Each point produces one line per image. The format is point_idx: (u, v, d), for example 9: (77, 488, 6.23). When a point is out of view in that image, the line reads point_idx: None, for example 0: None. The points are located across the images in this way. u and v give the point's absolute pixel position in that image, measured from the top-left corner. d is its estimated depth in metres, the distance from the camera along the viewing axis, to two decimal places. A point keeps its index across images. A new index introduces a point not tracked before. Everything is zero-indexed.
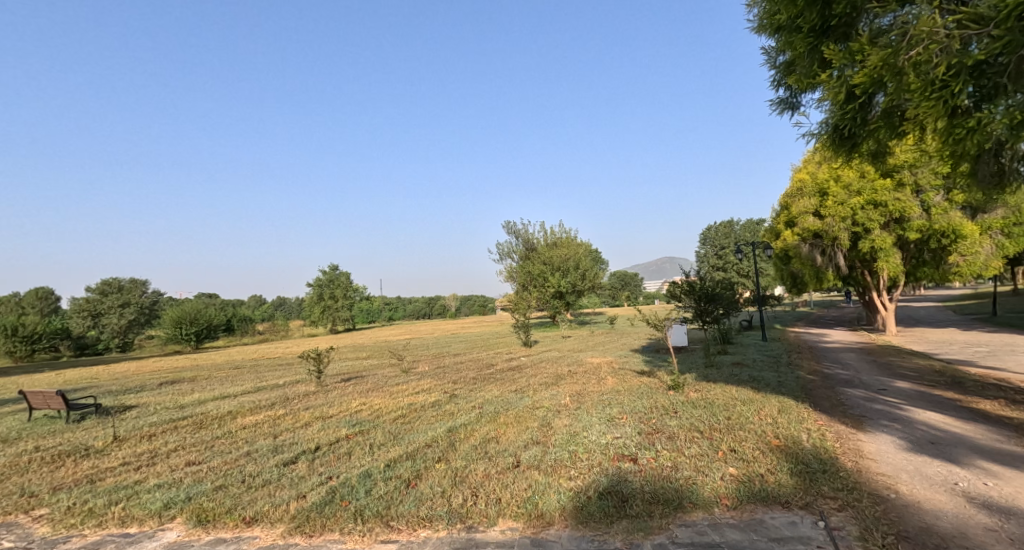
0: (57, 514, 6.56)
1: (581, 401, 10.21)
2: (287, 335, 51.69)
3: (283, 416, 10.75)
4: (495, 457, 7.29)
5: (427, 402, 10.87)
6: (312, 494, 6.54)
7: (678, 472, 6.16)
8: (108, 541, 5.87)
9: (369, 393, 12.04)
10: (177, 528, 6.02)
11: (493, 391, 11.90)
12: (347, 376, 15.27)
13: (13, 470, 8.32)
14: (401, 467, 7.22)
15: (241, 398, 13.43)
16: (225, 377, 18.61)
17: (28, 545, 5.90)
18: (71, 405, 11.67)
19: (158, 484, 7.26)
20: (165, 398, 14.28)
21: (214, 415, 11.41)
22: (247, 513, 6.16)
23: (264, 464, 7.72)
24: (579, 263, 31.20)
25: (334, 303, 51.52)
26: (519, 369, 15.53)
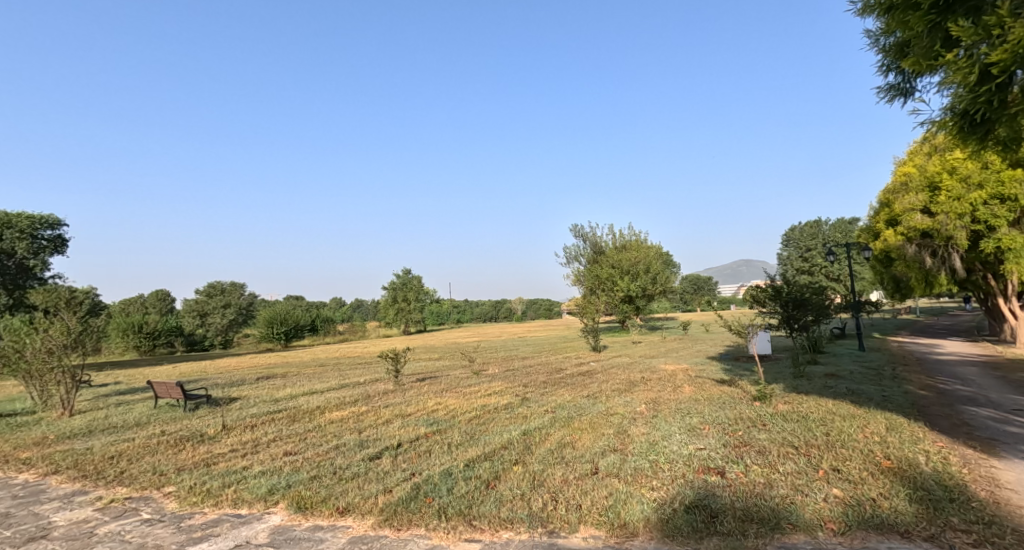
0: (182, 491, 7.18)
1: (659, 409, 9.90)
2: (365, 335, 53.96)
3: (366, 412, 11.20)
4: (572, 463, 7.20)
5: (501, 404, 10.94)
6: (398, 489, 6.74)
7: (773, 490, 5.80)
8: (224, 520, 6.33)
9: (444, 394, 12.26)
10: (280, 513, 6.40)
11: (566, 395, 11.78)
12: (422, 376, 15.66)
13: (143, 451, 9.20)
14: (480, 467, 7.30)
15: (326, 394, 14.14)
16: (312, 374, 19.70)
17: (161, 518, 6.49)
18: (185, 395, 12.78)
19: (262, 471, 7.77)
20: (262, 392, 15.31)
21: (304, 409, 12.08)
22: (341, 503, 6.45)
23: (352, 458, 8.06)
24: (650, 266, 30.29)
25: (407, 305, 53.28)
26: (591, 374, 15.31)
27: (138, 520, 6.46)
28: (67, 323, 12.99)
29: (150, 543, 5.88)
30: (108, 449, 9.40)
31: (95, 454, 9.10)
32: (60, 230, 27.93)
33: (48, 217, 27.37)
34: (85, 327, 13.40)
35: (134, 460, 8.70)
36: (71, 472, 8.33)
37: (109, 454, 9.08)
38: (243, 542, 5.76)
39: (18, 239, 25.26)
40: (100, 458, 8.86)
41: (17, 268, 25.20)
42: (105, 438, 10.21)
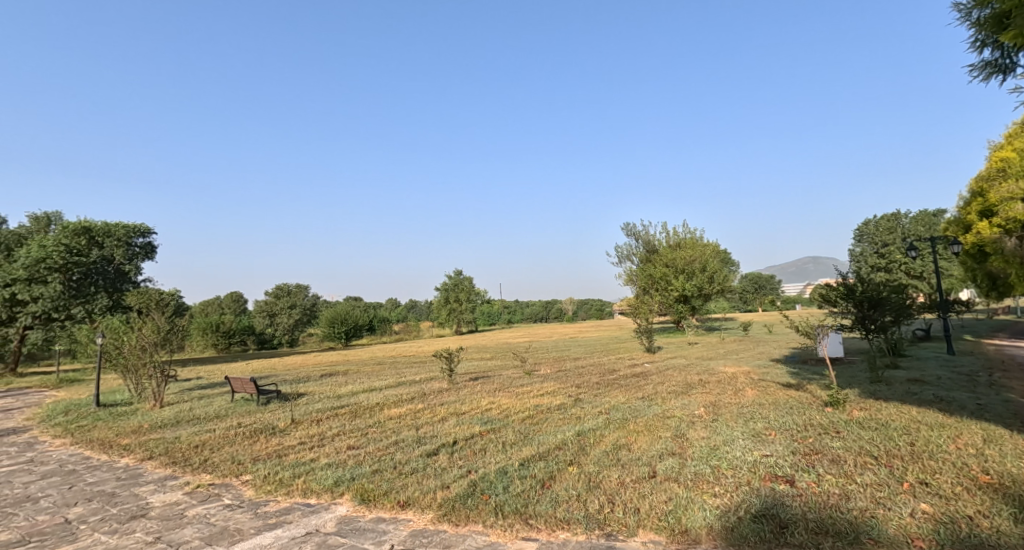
0: (258, 480, 7.50)
1: (719, 412, 9.49)
2: (419, 335, 54.94)
3: (422, 410, 11.30)
4: (629, 465, 6.98)
5: (554, 405, 10.80)
6: (456, 485, 6.74)
7: (851, 502, 5.41)
8: (294, 509, 6.52)
9: (497, 393, 12.23)
10: (346, 504, 6.53)
11: (621, 397, 11.52)
12: (476, 375, 15.74)
13: (223, 441, 9.67)
14: (535, 467, 7.20)
15: (385, 391, 14.42)
16: (371, 372, 20.22)
17: (241, 504, 6.77)
18: (258, 390, 13.37)
19: (327, 463, 7.98)
20: (326, 388, 15.82)
21: (364, 406, 12.36)
22: (401, 497, 6.50)
23: (411, 453, 8.15)
24: (706, 265, 29.23)
25: (459, 306, 53.89)
26: (646, 375, 14.94)
27: (220, 505, 6.77)
28: (157, 322, 13.89)
29: (230, 527, 6.12)
30: (193, 438, 9.96)
31: (182, 443, 9.66)
32: (150, 238, 30.07)
33: (141, 226, 29.47)
34: (172, 326, 14.25)
35: (215, 449, 9.17)
36: (162, 459, 8.88)
37: (194, 443, 9.62)
38: (313, 530, 5.89)
39: (115, 246, 27.41)
40: (187, 447, 9.40)
41: (113, 273, 27.16)
42: (190, 429, 10.81)
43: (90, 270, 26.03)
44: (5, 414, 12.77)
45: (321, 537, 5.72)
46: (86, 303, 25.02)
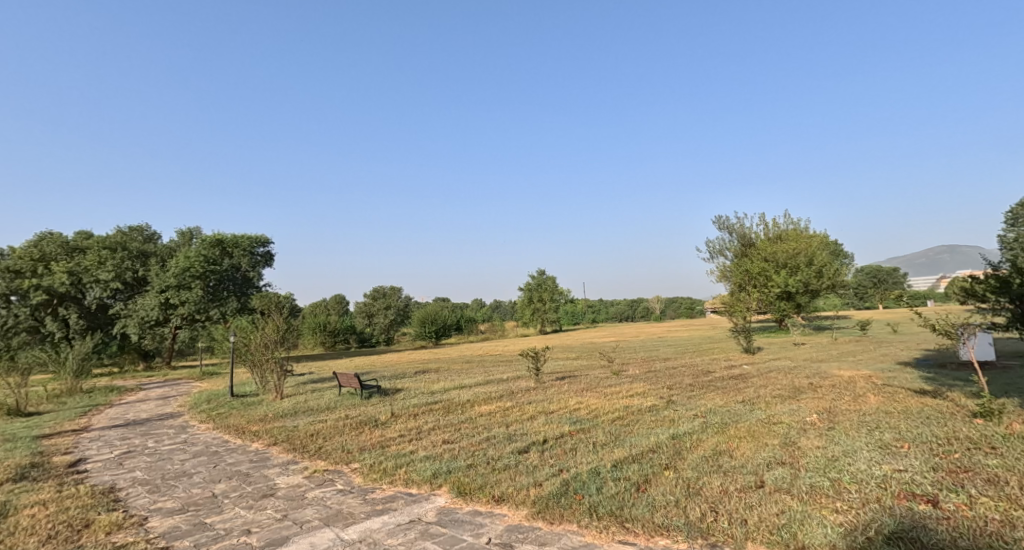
0: (365, 468, 7.92)
1: (836, 420, 8.75)
2: (506, 335, 55.66)
3: (511, 408, 11.38)
4: (732, 473, 6.59)
5: (645, 406, 10.46)
6: (548, 483, 6.69)
7: (1015, 531, 4.75)
8: (398, 498, 6.78)
9: (584, 393, 12.04)
10: (444, 496, 6.71)
11: (717, 399, 10.98)
12: (563, 374, 15.66)
13: (334, 431, 10.31)
14: (628, 469, 7.00)
15: (474, 389, 14.70)
16: (462, 370, 20.74)
17: (351, 489, 7.17)
18: (361, 384, 14.16)
19: (426, 456, 8.24)
20: (421, 384, 16.42)
21: (456, 402, 12.67)
22: (495, 492, 6.57)
23: (502, 450, 8.21)
24: (813, 258, 27.22)
25: (543, 305, 53.91)
26: (744, 377, 14.14)
27: (334, 489, 7.21)
28: (276, 322, 15.18)
29: (344, 510, 6.48)
30: (308, 427, 10.71)
31: (300, 431, 10.41)
32: (270, 247, 32.69)
33: (263, 237, 32.11)
34: (289, 325, 15.45)
35: (328, 438, 9.79)
36: (284, 445, 9.65)
37: (310, 431, 10.34)
38: (415, 519, 6.10)
39: (242, 256, 30.05)
40: (304, 435, 10.12)
41: (241, 279, 29.88)
42: (306, 419, 11.63)
43: (223, 276, 28.69)
44: (163, 400, 14.45)
45: (423, 526, 5.90)
46: (220, 305, 27.78)
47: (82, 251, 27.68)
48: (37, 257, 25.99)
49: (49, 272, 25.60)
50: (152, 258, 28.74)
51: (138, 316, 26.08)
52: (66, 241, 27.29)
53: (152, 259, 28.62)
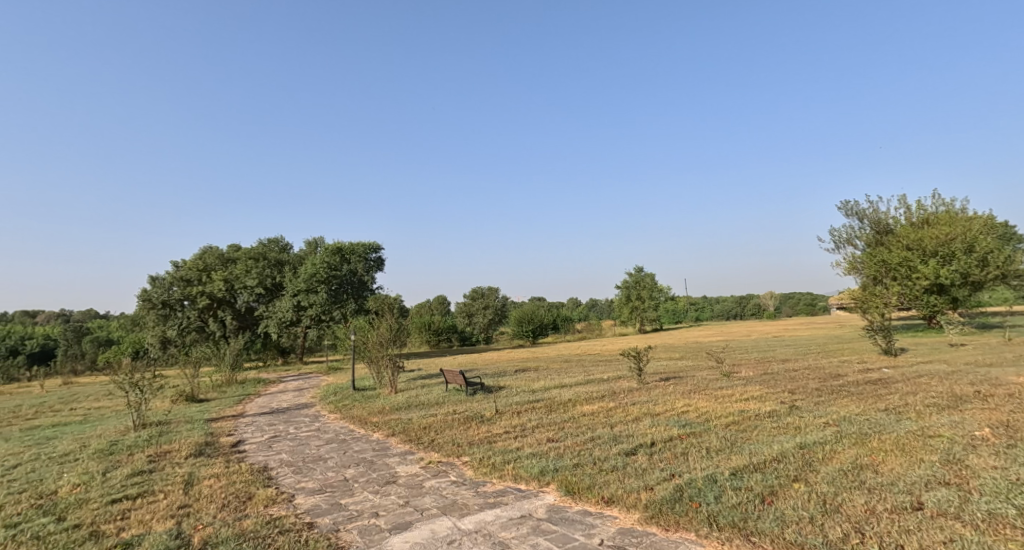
0: (475, 462, 8.34)
1: (1014, 437, 7.77)
2: (603, 333, 54.64)
3: (614, 408, 11.33)
4: (879, 491, 6.05)
5: (763, 411, 9.89)
6: (660, 488, 6.47)
7: None
8: (508, 492, 7.07)
9: (692, 395, 11.66)
10: (553, 493, 6.90)
11: (851, 407, 10.16)
12: (666, 375, 15.27)
13: (444, 425, 10.89)
14: (751, 479, 6.52)
15: (576, 388, 14.77)
16: (561, 369, 20.86)
17: (464, 481, 7.58)
18: (467, 382, 14.82)
19: (532, 453, 8.49)
20: (522, 382, 16.77)
21: (558, 401, 12.83)
22: (605, 493, 6.59)
23: (609, 451, 8.16)
24: (973, 244, 24.11)
25: (641, 304, 52.52)
26: (880, 383, 12.93)
27: (448, 481, 7.65)
28: (389, 322, 16.25)
29: (458, 501, 6.86)
30: (421, 420, 11.39)
31: (414, 424, 11.10)
32: (380, 252, 34.78)
33: (374, 244, 34.27)
34: (400, 325, 16.50)
35: (439, 431, 10.36)
36: (401, 436, 10.36)
37: (423, 424, 10.99)
38: (527, 514, 6.32)
39: (358, 262, 32.23)
40: (418, 428, 10.78)
41: (359, 281, 32.13)
42: (418, 412, 12.36)
43: (343, 281, 30.96)
44: (298, 391, 16.03)
45: (535, 522, 6.09)
46: (342, 306, 30.15)
47: (233, 261, 31.45)
48: (199, 267, 29.86)
49: (208, 280, 29.35)
50: (287, 266, 31.75)
51: (277, 317, 29.08)
52: (221, 253, 31.15)
53: (286, 267, 31.60)
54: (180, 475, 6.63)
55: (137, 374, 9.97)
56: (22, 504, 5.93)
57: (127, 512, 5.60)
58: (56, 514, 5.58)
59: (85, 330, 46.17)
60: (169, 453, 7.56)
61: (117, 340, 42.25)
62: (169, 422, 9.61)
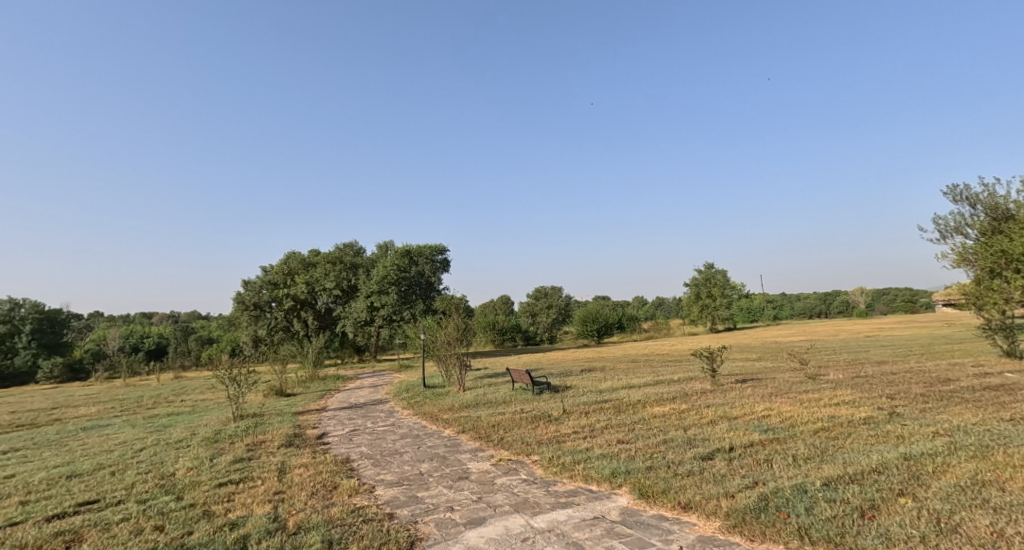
0: (545, 461, 8.39)
1: None
2: (671, 333, 53.08)
3: (687, 410, 11.05)
4: (1006, 511, 5.38)
5: (857, 418, 9.24)
6: (742, 496, 6.24)
7: None
8: (580, 493, 7.08)
9: (773, 398, 11.16)
10: (625, 496, 6.84)
11: (959, 416, 9.33)
12: (743, 377, 14.67)
13: (513, 423, 11.02)
14: (847, 490, 6.04)
15: (645, 389, 14.51)
16: (629, 369, 20.56)
17: (535, 480, 7.66)
18: (533, 381, 14.85)
19: (603, 454, 8.45)
20: (589, 382, 16.67)
21: (627, 402, 12.68)
22: (682, 498, 6.46)
23: (684, 454, 7.97)
24: None
25: (712, 302, 50.70)
26: (994, 390, 11.80)
27: (519, 479, 7.76)
28: (457, 322, 16.81)
29: (531, 499, 6.95)
30: (490, 418, 11.59)
31: (484, 421, 11.31)
32: (446, 254, 35.50)
33: (440, 246, 35.06)
34: (467, 325, 17.02)
35: (509, 429, 10.49)
36: (472, 433, 10.58)
37: (492, 422, 11.17)
38: (600, 516, 6.31)
39: (425, 263, 33.05)
40: (487, 425, 10.98)
41: (427, 282, 32.89)
42: (487, 410, 12.58)
43: (412, 282, 31.85)
44: (373, 388, 16.75)
45: (609, 524, 6.08)
46: (411, 307, 31.01)
47: (314, 265, 33.05)
48: (284, 271, 31.76)
49: (292, 283, 31.21)
50: (361, 268, 33.13)
51: (353, 317, 30.41)
52: (303, 257, 32.82)
53: (360, 269, 32.98)
54: (275, 463, 7.11)
55: (235, 369, 10.75)
56: (145, 484, 6.58)
57: (233, 495, 6.09)
58: (176, 493, 6.17)
59: (190, 329, 50.39)
60: (264, 443, 8.11)
61: (215, 338, 45.76)
62: (263, 414, 10.31)
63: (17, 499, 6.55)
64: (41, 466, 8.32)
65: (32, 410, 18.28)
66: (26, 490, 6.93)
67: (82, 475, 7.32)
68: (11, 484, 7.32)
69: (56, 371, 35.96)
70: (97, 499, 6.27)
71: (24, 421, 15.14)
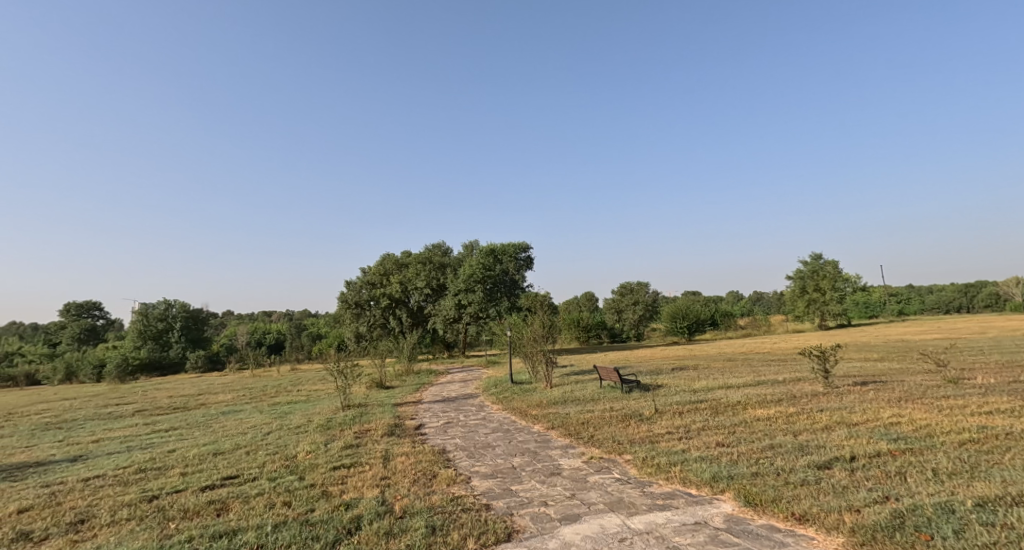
0: (638, 461, 8.10)
1: None
2: (773, 330, 49.79)
3: (796, 413, 10.26)
4: None
5: (1009, 430, 8.07)
6: (870, 511, 5.66)
7: None
8: (678, 497, 6.74)
9: (900, 404, 10.07)
10: (730, 502, 6.43)
11: None
12: (863, 379, 13.38)
13: (603, 421, 10.78)
14: (1003, 513, 5.29)
15: (747, 390, 13.66)
16: (724, 368, 19.56)
17: (628, 480, 7.41)
18: (621, 379, 14.47)
19: (701, 456, 8.02)
20: (682, 382, 16.00)
21: (725, 403, 11.99)
22: (796, 509, 5.96)
23: (796, 462, 7.37)
24: None
25: (821, 296, 47.15)
26: None
27: (613, 478, 7.54)
28: (542, 318, 16.70)
29: (626, 499, 6.71)
30: (580, 415, 11.41)
31: (573, 418, 11.14)
32: (529, 252, 35.54)
33: (523, 243, 35.12)
34: (553, 322, 16.87)
35: (599, 428, 10.26)
36: (561, 429, 10.46)
37: (582, 420, 10.98)
38: (702, 521, 5.97)
39: (510, 261, 33.10)
40: (577, 422, 10.80)
41: (512, 280, 33.02)
42: (576, 407, 12.41)
43: (497, 280, 32.13)
44: (463, 382, 17.13)
45: (713, 531, 5.73)
46: (497, 305, 31.36)
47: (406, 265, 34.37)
48: (381, 271, 33.31)
49: (387, 282, 32.72)
50: (449, 267, 33.95)
51: (442, 315, 31.37)
52: (397, 258, 34.11)
53: (448, 269, 33.81)
54: (380, 450, 7.40)
55: (341, 362, 11.36)
56: (274, 463, 7.08)
57: (346, 478, 6.38)
58: (299, 473, 6.58)
59: (304, 326, 54.43)
60: (369, 432, 8.47)
61: (325, 334, 49.01)
62: (368, 405, 10.80)
63: (178, 471, 7.29)
64: (193, 444, 9.25)
65: (181, 395, 20.61)
66: (182, 464, 7.70)
67: (224, 453, 8.02)
68: (172, 458, 8.17)
69: (200, 361, 40.44)
70: (237, 474, 6.81)
71: (177, 405, 17.07)
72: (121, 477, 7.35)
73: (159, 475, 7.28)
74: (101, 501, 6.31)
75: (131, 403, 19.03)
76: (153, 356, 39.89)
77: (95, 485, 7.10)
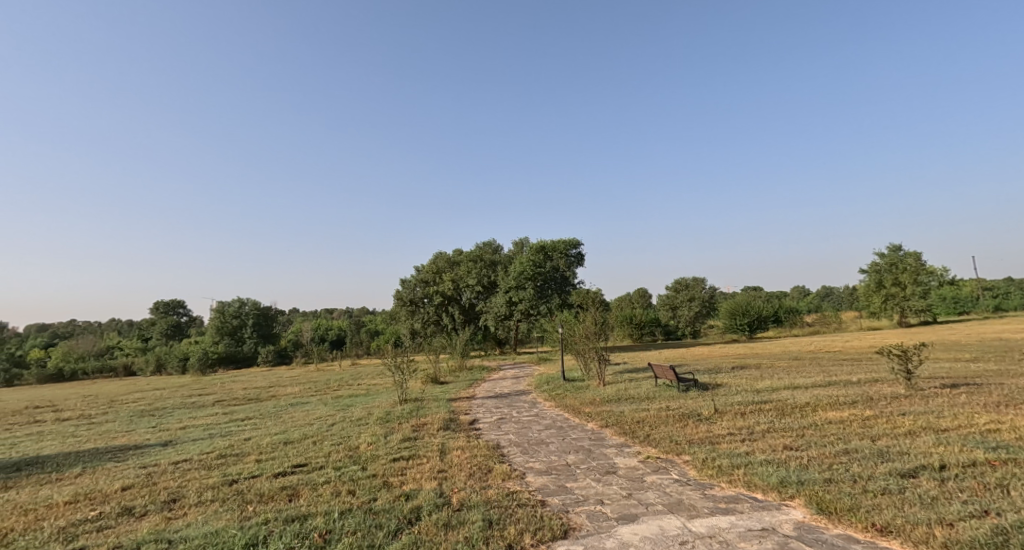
0: (698, 462, 7.74)
1: None
2: (844, 327, 47.13)
3: (872, 417, 9.55)
4: None
5: None
6: (964, 525, 5.14)
7: None
8: (743, 501, 6.37)
9: (995, 409, 9.18)
10: (801, 509, 6.01)
11: None
12: (951, 381, 12.33)
13: (659, 420, 10.41)
14: None
15: (816, 391, 12.87)
16: (790, 367, 18.60)
17: (688, 481, 7.08)
18: (677, 377, 13.96)
19: (767, 460, 7.57)
20: (743, 381, 15.28)
21: (792, 404, 11.33)
22: (877, 518, 5.49)
23: (874, 469, 6.83)
24: None
25: (900, 291, 44.23)
26: None
27: (671, 478, 7.23)
28: (594, 315, 16.30)
29: (686, 501, 6.40)
30: (634, 414, 11.08)
31: (627, 417, 10.83)
32: (580, 249, 35.14)
33: (573, 240, 34.70)
34: (604, 319, 16.45)
35: (655, 427, 9.91)
36: (615, 428, 10.17)
37: (637, 418, 10.65)
38: (770, 527, 5.59)
39: (560, 258, 32.60)
40: (631, 421, 10.49)
41: (563, 277, 32.63)
42: (630, 405, 12.06)
43: (547, 277, 31.88)
44: (516, 378, 17.07)
45: (781, 538, 5.36)
46: (547, 302, 31.16)
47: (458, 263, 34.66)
48: (433, 269, 33.74)
49: (440, 280, 33.12)
50: (500, 265, 33.98)
51: (493, 312, 31.46)
52: (449, 257, 34.49)
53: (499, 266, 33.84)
54: (437, 444, 7.38)
55: (398, 357, 11.52)
56: (339, 453, 7.20)
57: (404, 469, 6.39)
58: (362, 463, 6.64)
59: (364, 322, 56.00)
60: (425, 425, 8.49)
61: (384, 330, 50.25)
62: (423, 399, 10.88)
63: (253, 457, 7.54)
64: (266, 433, 9.60)
65: (255, 387, 21.68)
66: (257, 451, 7.96)
67: (294, 442, 8.25)
68: (248, 445, 8.49)
69: (271, 356, 42.46)
70: (307, 462, 6.97)
71: (250, 396, 17.94)
72: (206, 461, 7.69)
73: (237, 461, 7.56)
74: (189, 482, 6.59)
75: (211, 394, 20.19)
76: (229, 350, 42.22)
77: (183, 467, 7.46)
